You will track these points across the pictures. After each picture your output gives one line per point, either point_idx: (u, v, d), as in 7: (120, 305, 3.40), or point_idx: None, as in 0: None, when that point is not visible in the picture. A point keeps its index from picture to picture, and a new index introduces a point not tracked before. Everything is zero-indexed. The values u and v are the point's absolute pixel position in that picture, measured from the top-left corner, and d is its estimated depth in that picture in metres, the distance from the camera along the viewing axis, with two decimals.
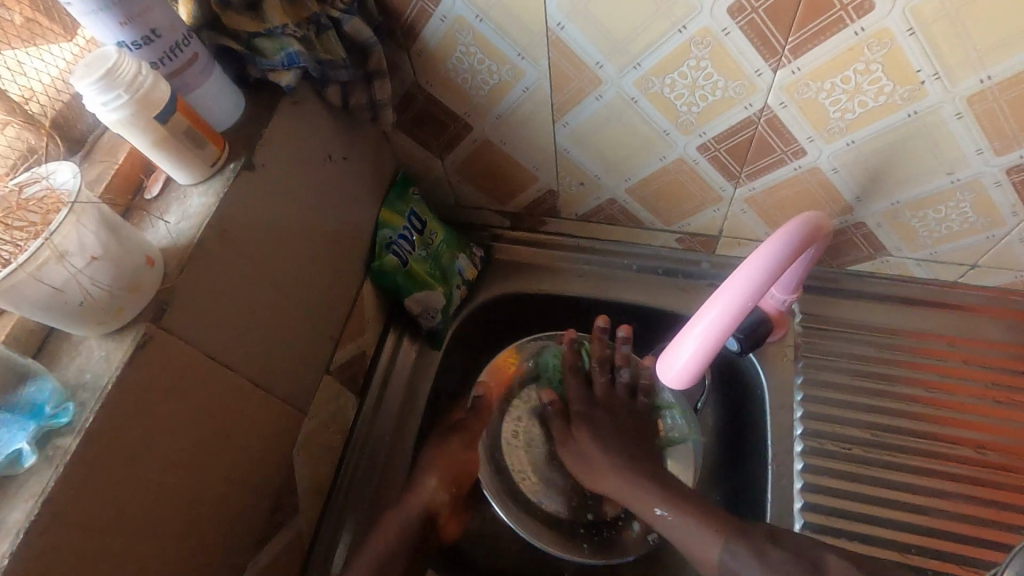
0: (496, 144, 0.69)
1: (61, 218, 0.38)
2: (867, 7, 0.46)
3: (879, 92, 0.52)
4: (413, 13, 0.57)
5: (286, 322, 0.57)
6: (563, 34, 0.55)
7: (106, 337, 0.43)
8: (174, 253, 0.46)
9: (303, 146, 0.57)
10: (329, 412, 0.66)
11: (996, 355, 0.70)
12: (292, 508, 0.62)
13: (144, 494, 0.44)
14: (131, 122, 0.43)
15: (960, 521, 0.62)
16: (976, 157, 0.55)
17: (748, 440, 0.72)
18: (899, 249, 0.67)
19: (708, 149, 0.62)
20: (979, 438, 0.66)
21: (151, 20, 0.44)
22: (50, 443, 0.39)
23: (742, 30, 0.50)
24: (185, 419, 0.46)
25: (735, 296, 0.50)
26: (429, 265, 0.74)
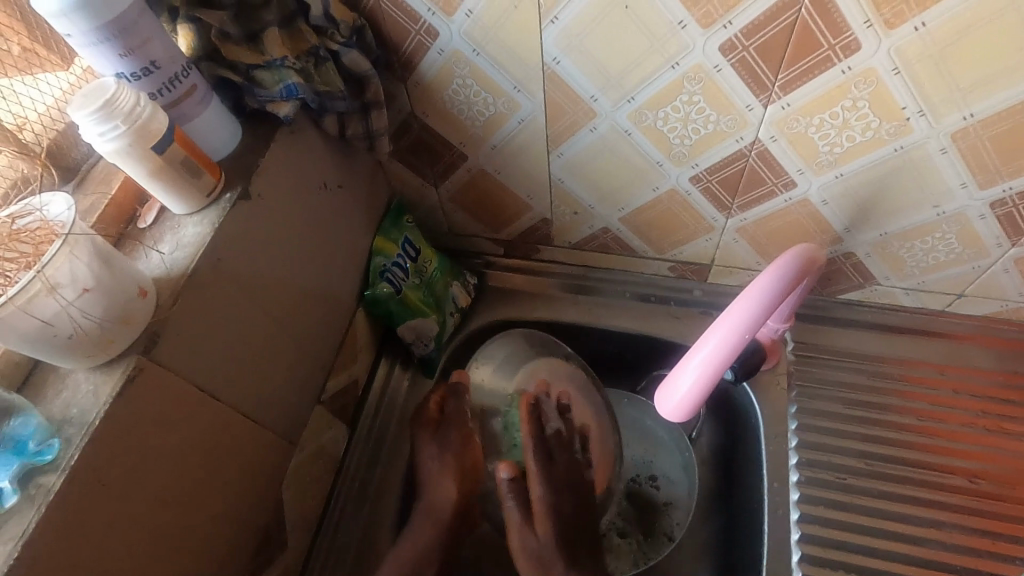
0: (491, 174, 0.70)
1: (54, 250, 0.37)
2: (854, 47, 0.48)
3: (865, 128, 0.53)
4: (410, 45, 0.58)
5: (277, 352, 0.56)
6: (558, 68, 0.56)
7: (94, 370, 0.42)
8: (168, 283, 0.45)
9: (299, 176, 0.57)
10: (320, 442, 0.65)
11: (984, 384, 0.70)
12: (279, 543, 0.60)
13: (127, 531, 0.42)
14: (128, 153, 0.43)
15: (957, 552, 0.62)
16: (960, 191, 0.56)
17: (741, 470, 0.72)
18: (888, 278, 0.68)
19: (700, 180, 0.63)
20: (972, 467, 0.66)
21: (151, 52, 0.44)
22: (33, 481, 0.38)
23: (733, 67, 0.51)
24: (172, 455, 0.45)
25: (735, 328, 0.50)
26: (422, 292, 0.73)
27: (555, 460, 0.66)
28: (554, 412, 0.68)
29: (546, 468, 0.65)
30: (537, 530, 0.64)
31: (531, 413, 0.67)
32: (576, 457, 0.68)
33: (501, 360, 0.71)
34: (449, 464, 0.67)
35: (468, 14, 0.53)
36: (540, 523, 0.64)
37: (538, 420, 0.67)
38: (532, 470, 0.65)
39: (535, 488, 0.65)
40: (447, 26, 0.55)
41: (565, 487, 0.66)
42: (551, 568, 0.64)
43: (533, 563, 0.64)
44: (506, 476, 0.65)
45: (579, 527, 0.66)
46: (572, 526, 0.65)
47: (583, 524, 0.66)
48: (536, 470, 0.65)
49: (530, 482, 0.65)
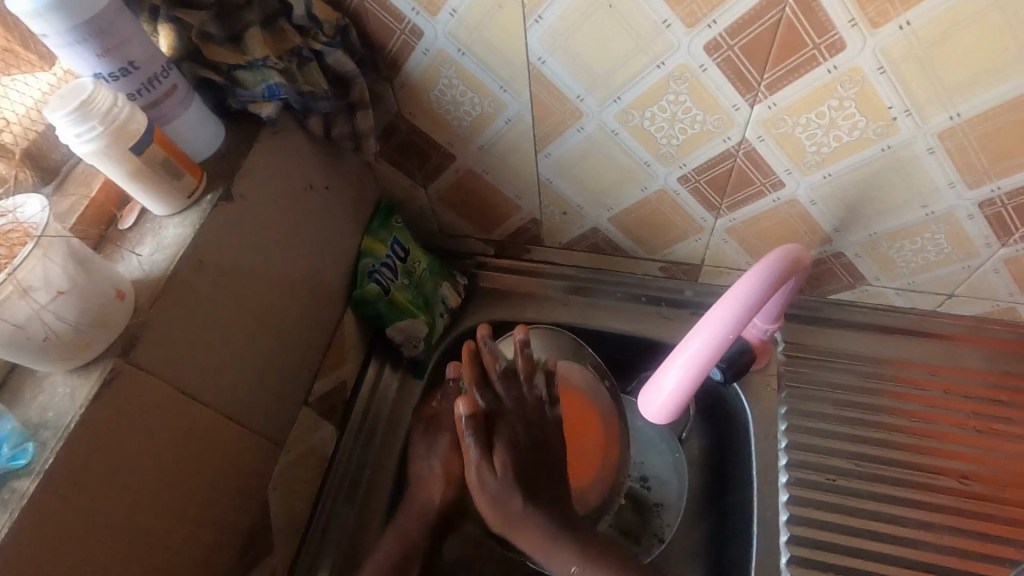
0: (479, 174, 0.69)
1: (27, 252, 0.37)
2: (839, 46, 0.47)
3: (853, 127, 0.53)
4: (395, 45, 0.57)
5: (261, 353, 0.56)
6: (544, 68, 0.55)
7: (72, 374, 0.42)
8: (147, 285, 0.45)
9: (284, 177, 0.57)
10: (307, 444, 0.65)
11: (976, 385, 0.70)
12: (265, 545, 0.60)
13: (105, 535, 0.42)
14: (105, 154, 0.42)
15: (946, 553, 0.62)
16: (949, 191, 0.56)
17: (731, 471, 0.71)
18: (878, 278, 0.68)
19: (688, 180, 0.62)
20: (962, 469, 0.66)
21: (129, 53, 0.44)
22: (7, 486, 0.38)
23: (718, 66, 0.51)
24: (152, 458, 0.45)
25: (718, 328, 0.49)
26: (410, 293, 0.73)
27: (504, 396, 0.57)
28: (496, 369, 0.57)
29: (496, 412, 0.56)
30: (493, 464, 0.55)
31: (473, 362, 0.57)
32: (535, 391, 0.59)
33: (464, 369, 0.64)
34: (437, 468, 0.62)
35: (452, 14, 0.53)
36: (499, 520, 0.56)
37: (484, 377, 0.57)
38: (479, 409, 0.56)
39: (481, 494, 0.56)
40: (432, 26, 0.55)
41: (540, 444, 0.57)
42: (508, 503, 0.55)
43: (508, 526, 0.56)
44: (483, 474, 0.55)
45: (541, 433, 0.58)
46: (529, 449, 0.57)
47: (545, 429, 0.58)
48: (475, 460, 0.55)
49: (473, 469, 0.55)
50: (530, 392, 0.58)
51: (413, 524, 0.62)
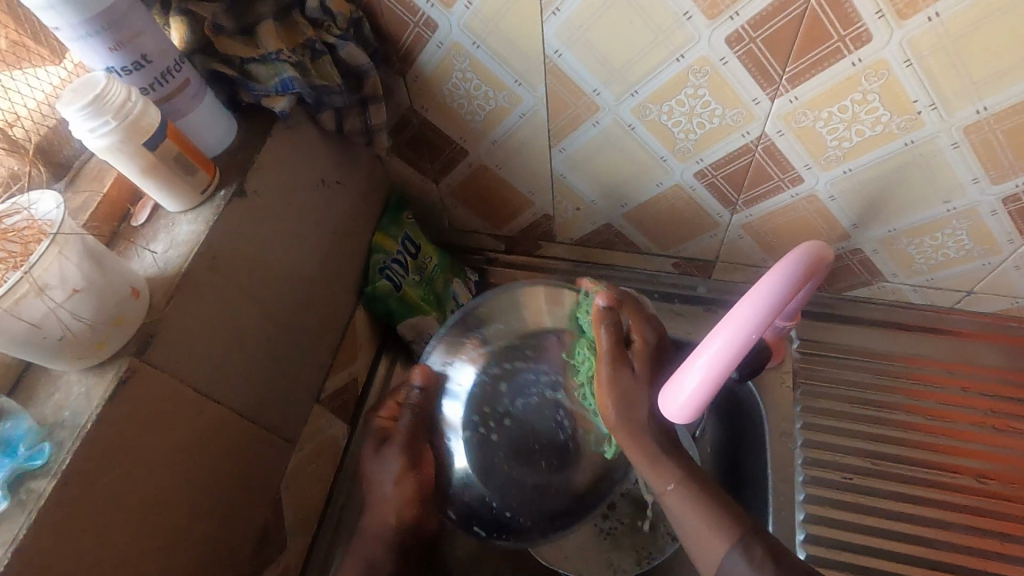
0: (492, 169, 0.69)
1: (43, 249, 0.36)
2: (865, 39, 0.46)
3: (875, 122, 0.52)
4: (409, 38, 0.57)
5: (273, 351, 0.55)
6: (560, 61, 0.54)
7: (87, 372, 0.41)
8: (162, 283, 0.44)
9: (296, 172, 0.56)
10: (319, 442, 0.64)
11: (991, 382, 0.69)
12: (278, 543, 0.59)
13: (121, 536, 0.42)
14: (119, 149, 0.42)
15: (963, 553, 0.61)
16: (972, 186, 0.55)
17: (746, 470, 0.70)
18: (895, 275, 0.67)
19: (705, 175, 0.62)
20: (980, 467, 0.65)
21: (142, 46, 0.43)
22: (23, 487, 0.37)
23: (739, 59, 0.50)
24: (167, 457, 0.45)
25: (741, 326, 0.49)
26: (423, 289, 0.72)
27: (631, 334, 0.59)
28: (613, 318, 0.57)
29: (618, 333, 0.56)
30: (631, 367, 0.56)
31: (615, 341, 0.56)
32: (648, 342, 0.59)
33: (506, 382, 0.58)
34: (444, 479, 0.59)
35: (467, 6, 0.52)
36: (627, 434, 0.55)
37: (609, 311, 0.58)
38: (608, 332, 0.56)
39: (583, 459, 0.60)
40: (446, 18, 0.54)
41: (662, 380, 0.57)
42: (637, 407, 0.55)
43: (627, 430, 0.55)
44: (620, 373, 0.55)
45: (665, 358, 0.59)
46: (663, 371, 0.58)
47: (668, 357, 0.60)
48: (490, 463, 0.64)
49: (619, 384, 0.55)
50: (652, 337, 0.59)
51: (424, 511, 0.60)
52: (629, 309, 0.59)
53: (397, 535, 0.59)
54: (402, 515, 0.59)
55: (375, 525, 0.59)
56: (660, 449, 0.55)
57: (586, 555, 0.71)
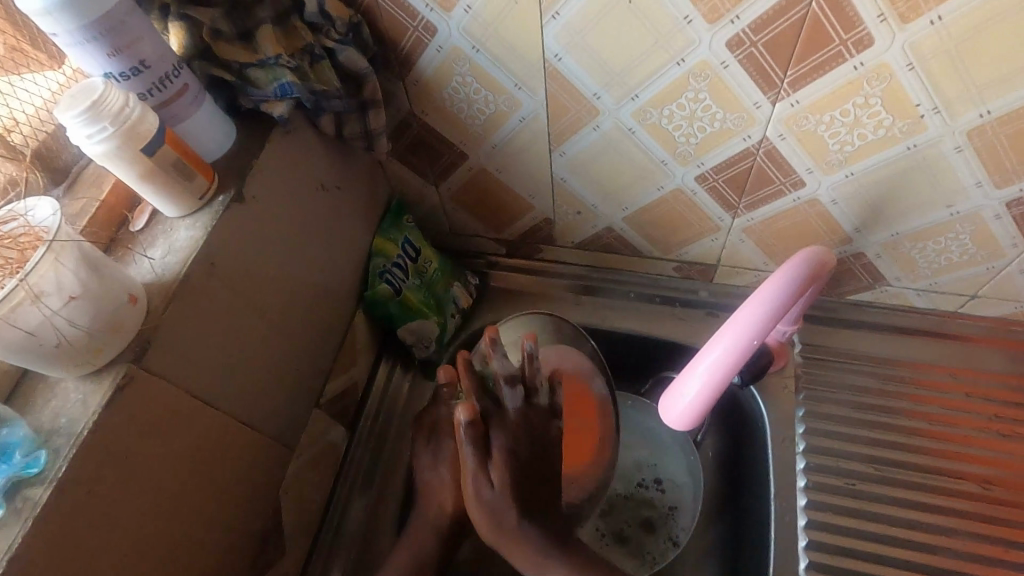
0: (492, 172, 0.68)
1: (39, 257, 0.36)
2: (867, 42, 0.46)
3: (878, 126, 0.52)
4: (408, 43, 0.56)
5: (272, 357, 0.55)
6: (560, 65, 0.54)
7: (84, 379, 0.41)
8: (159, 289, 0.44)
9: (295, 177, 0.56)
10: (318, 447, 0.64)
11: (995, 387, 0.69)
12: (277, 548, 0.59)
13: (118, 543, 0.42)
14: (116, 155, 0.41)
15: (968, 560, 0.61)
16: (976, 190, 0.54)
17: (747, 475, 0.70)
18: (898, 279, 0.67)
19: (706, 179, 0.61)
20: (984, 473, 0.65)
21: (140, 51, 0.43)
22: (19, 494, 0.37)
23: (740, 63, 0.50)
24: (165, 463, 0.44)
25: (742, 333, 0.48)
26: (423, 293, 0.72)
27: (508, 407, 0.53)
28: (507, 387, 0.52)
29: (495, 416, 0.53)
30: (492, 472, 0.51)
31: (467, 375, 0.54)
32: (540, 406, 0.54)
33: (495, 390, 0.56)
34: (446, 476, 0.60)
35: (467, 10, 0.52)
36: (493, 531, 0.53)
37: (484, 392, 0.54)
38: (467, 462, 0.51)
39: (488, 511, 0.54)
40: (446, 22, 0.53)
41: (525, 480, 0.52)
42: (503, 516, 0.52)
43: (489, 517, 0.52)
44: (480, 487, 0.51)
45: (542, 441, 0.54)
46: (527, 464, 0.53)
47: (545, 438, 0.54)
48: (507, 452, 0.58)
49: (469, 476, 0.52)
50: (536, 407, 0.54)
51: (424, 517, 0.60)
52: (504, 374, 0.51)
53: (451, 524, 0.60)
54: (457, 503, 0.60)
55: (430, 513, 0.60)
56: (527, 557, 0.53)
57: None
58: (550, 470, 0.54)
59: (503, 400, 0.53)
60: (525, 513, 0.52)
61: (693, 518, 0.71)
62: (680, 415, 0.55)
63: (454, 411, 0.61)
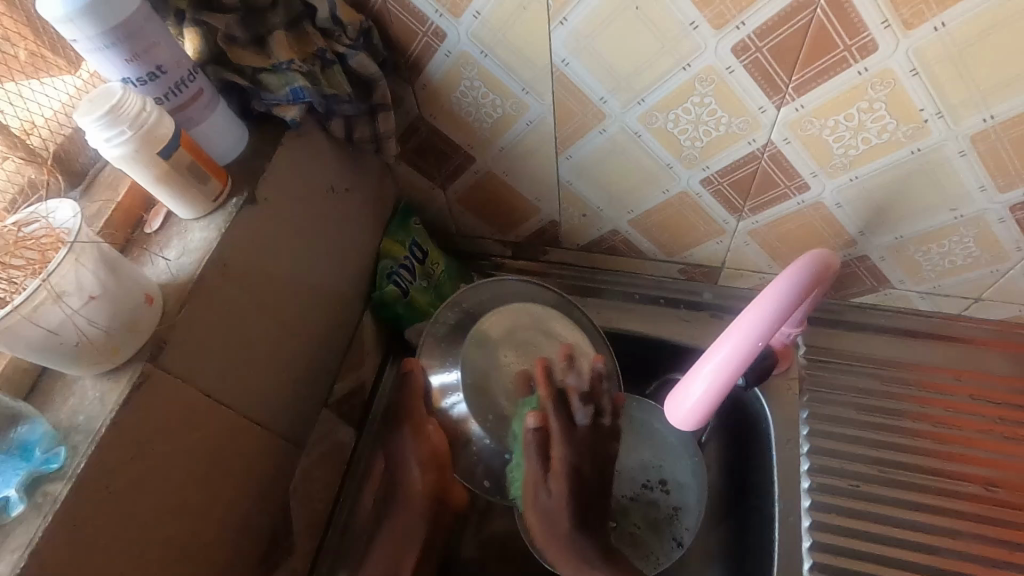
0: (499, 175, 0.69)
1: (60, 258, 0.37)
2: (871, 48, 0.46)
3: (882, 130, 0.52)
4: (418, 48, 0.57)
5: (283, 356, 0.56)
6: (567, 70, 0.55)
7: (101, 378, 0.42)
8: (174, 290, 0.45)
9: (306, 179, 0.56)
10: (327, 446, 0.65)
11: (1000, 390, 0.69)
12: (286, 546, 0.60)
13: (134, 538, 0.42)
14: (134, 158, 0.42)
15: (972, 561, 0.61)
16: (979, 194, 0.55)
17: (750, 476, 0.70)
18: (902, 282, 0.67)
19: (711, 182, 0.62)
20: (989, 475, 0.65)
21: (157, 57, 0.44)
22: (39, 490, 0.38)
23: (746, 68, 0.50)
24: (180, 461, 0.45)
25: (746, 336, 0.49)
26: (429, 295, 0.74)
27: (578, 423, 0.57)
28: (579, 401, 0.57)
29: (567, 429, 0.57)
30: (552, 483, 0.57)
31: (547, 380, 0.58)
32: (603, 425, 0.59)
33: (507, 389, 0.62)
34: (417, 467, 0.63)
35: (475, 16, 0.53)
36: (552, 539, 0.58)
37: (564, 399, 0.57)
38: (552, 431, 0.57)
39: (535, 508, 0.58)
40: (455, 28, 0.54)
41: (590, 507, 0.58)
42: (558, 522, 0.58)
43: (553, 543, 0.59)
44: (531, 419, 0.56)
45: (597, 450, 0.58)
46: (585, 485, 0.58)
47: (598, 448, 0.58)
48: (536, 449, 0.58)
49: (528, 485, 0.58)
50: (601, 427, 0.59)
51: None
52: (579, 391, 0.57)
53: (428, 503, 0.64)
54: (427, 481, 0.63)
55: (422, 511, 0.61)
56: (569, 556, 0.58)
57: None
58: (605, 477, 0.60)
59: (573, 418, 0.58)
60: (580, 527, 0.58)
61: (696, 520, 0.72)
62: (685, 415, 0.55)
63: (407, 391, 0.63)
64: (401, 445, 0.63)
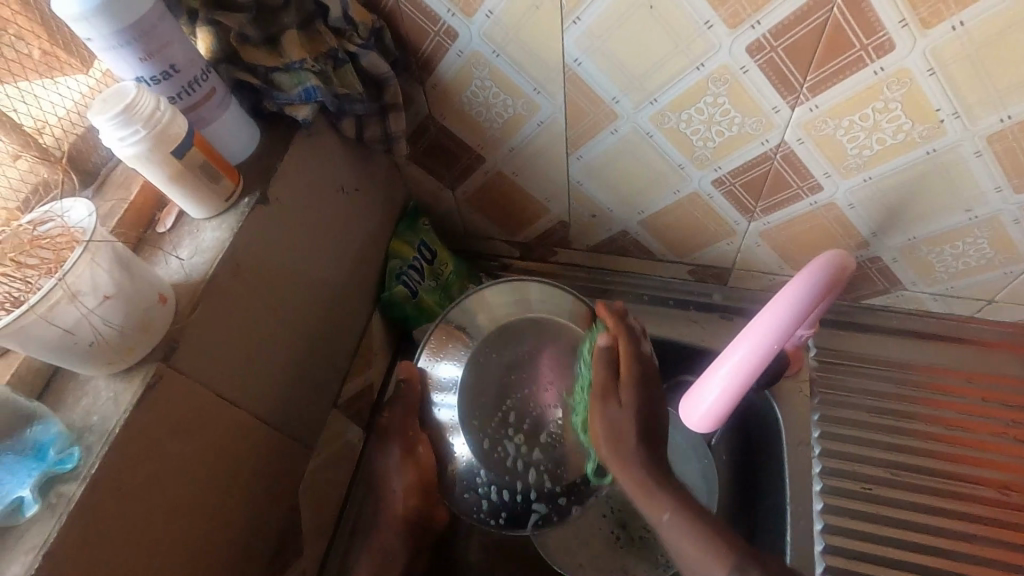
0: (509, 176, 0.69)
1: (76, 257, 0.37)
2: (888, 47, 0.46)
3: (897, 130, 0.52)
4: (429, 47, 0.57)
5: (294, 356, 0.56)
6: (580, 70, 0.55)
7: (114, 377, 0.42)
8: (187, 289, 0.45)
9: (318, 179, 0.56)
10: (336, 447, 0.65)
11: (1013, 393, 0.68)
12: (295, 548, 0.60)
13: (146, 539, 0.42)
14: (147, 157, 0.42)
15: (986, 565, 0.60)
16: (995, 195, 0.54)
17: (761, 478, 0.70)
18: (915, 283, 0.67)
19: (722, 183, 0.62)
20: (1002, 478, 0.64)
21: (171, 56, 0.44)
22: (53, 490, 0.38)
23: (760, 68, 0.50)
24: (193, 461, 0.45)
25: (763, 337, 0.49)
26: (438, 295, 0.73)
27: (627, 322, 0.57)
28: (630, 327, 0.56)
29: (621, 332, 0.55)
30: (623, 389, 0.52)
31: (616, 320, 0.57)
32: (654, 366, 0.56)
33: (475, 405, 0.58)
34: (396, 480, 0.60)
35: (488, 15, 0.52)
36: (622, 471, 0.51)
37: (627, 330, 0.56)
38: (620, 349, 0.54)
39: (603, 428, 0.52)
40: (467, 27, 0.54)
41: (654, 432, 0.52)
42: (624, 438, 0.51)
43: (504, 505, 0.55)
44: (605, 410, 0.52)
45: (644, 361, 0.55)
46: (652, 441, 0.52)
47: (645, 356, 0.55)
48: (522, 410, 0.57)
49: (594, 400, 0.52)
50: (640, 345, 0.56)
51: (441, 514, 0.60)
52: (637, 333, 0.56)
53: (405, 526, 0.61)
54: (406, 504, 0.61)
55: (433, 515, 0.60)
56: (636, 471, 0.50)
57: (601, 562, 0.70)
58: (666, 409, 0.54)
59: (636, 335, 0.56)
60: (557, 503, 0.55)
61: None
62: (700, 417, 0.55)
63: (403, 405, 0.60)
64: (388, 464, 0.60)
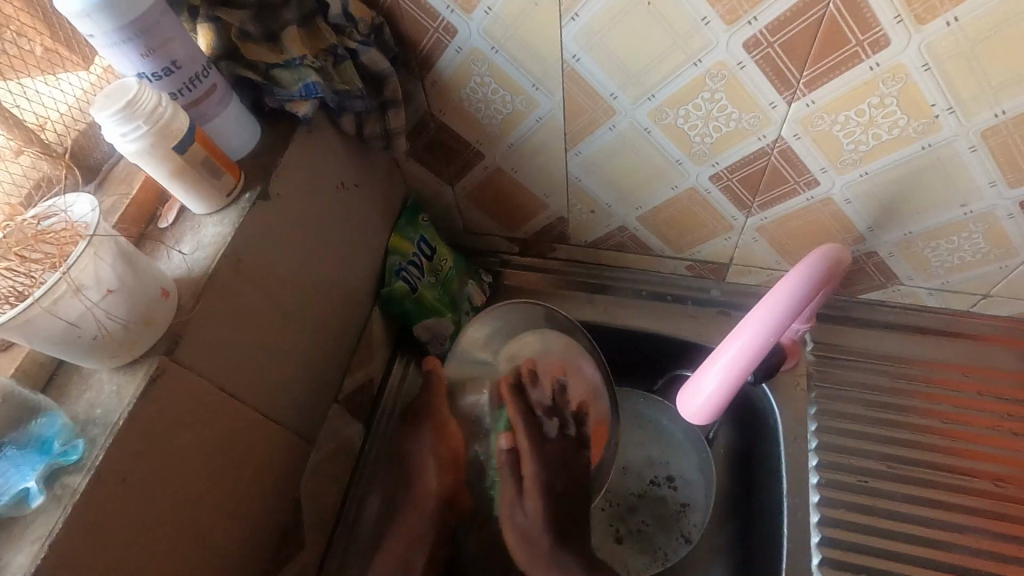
0: (508, 172, 0.69)
1: (79, 251, 0.37)
2: (883, 43, 0.47)
3: (893, 125, 0.52)
4: (428, 43, 0.57)
5: (295, 350, 0.56)
6: (578, 66, 0.55)
7: (118, 371, 0.42)
8: (189, 284, 0.45)
9: (318, 174, 0.57)
10: (338, 441, 0.65)
11: (1007, 386, 0.69)
12: (297, 541, 0.60)
13: (150, 529, 0.43)
14: (149, 153, 0.43)
15: (980, 557, 0.61)
16: (989, 189, 0.55)
17: (757, 473, 0.71)
18: (911, 278, 0.67)
19: (720, 179, 0.62)
20: (997, 471, 0.65)
21: (172, 52, 0.44)
22: (58, 482, 0.38)
23: (757, 64, 0.50)
24: (195, 454, 0.46)
25: (758, 331, 0.49)
26: (437, 291, 0.74)
27: (547, 436, 0.58)
28: (543, 415, 0.59)
29: (539, 445, 0.57)
30: (526, 501, 0.57)
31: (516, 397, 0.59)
32: (570, 436, 0.59)
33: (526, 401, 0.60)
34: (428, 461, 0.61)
35: (487, 12, 0.53)
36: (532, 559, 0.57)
37: (531, 413, 0.58)
38: (522, 449, 0.57)
39: (513, 529, 0.58)
40: (466, 24, 0.54)
41: (569, 526, 0.57)
42: (536, 539, 0.56)
43: (529, 547, 0.57)
44: (512, 515, 0.57)
45: (576, 475, 0.57)
46: (566, 500, 0.57)
47: (579, 474, 0.58)
48: (524, 446, 0.57)
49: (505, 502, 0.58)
50: (552, 440, 0.58)
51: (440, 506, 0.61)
52: (545, 404, 0.59)
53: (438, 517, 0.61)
54: (441, 493, 0.61)
55: (431, 508, 0.61)
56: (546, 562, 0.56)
57: None
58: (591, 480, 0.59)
59: (550, 429, 0.58)
60: (545, 496, 0.56)
61: (703, 516, 0.73)
62: (696, 411, 0.56)
63: (434, 395, 0.63)
64: (421, 446, 0.61)
